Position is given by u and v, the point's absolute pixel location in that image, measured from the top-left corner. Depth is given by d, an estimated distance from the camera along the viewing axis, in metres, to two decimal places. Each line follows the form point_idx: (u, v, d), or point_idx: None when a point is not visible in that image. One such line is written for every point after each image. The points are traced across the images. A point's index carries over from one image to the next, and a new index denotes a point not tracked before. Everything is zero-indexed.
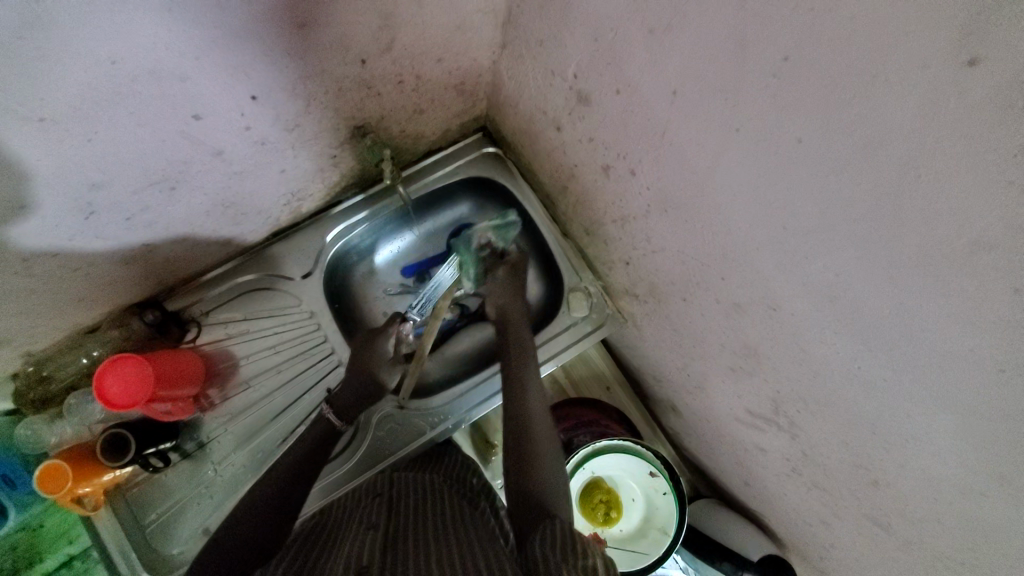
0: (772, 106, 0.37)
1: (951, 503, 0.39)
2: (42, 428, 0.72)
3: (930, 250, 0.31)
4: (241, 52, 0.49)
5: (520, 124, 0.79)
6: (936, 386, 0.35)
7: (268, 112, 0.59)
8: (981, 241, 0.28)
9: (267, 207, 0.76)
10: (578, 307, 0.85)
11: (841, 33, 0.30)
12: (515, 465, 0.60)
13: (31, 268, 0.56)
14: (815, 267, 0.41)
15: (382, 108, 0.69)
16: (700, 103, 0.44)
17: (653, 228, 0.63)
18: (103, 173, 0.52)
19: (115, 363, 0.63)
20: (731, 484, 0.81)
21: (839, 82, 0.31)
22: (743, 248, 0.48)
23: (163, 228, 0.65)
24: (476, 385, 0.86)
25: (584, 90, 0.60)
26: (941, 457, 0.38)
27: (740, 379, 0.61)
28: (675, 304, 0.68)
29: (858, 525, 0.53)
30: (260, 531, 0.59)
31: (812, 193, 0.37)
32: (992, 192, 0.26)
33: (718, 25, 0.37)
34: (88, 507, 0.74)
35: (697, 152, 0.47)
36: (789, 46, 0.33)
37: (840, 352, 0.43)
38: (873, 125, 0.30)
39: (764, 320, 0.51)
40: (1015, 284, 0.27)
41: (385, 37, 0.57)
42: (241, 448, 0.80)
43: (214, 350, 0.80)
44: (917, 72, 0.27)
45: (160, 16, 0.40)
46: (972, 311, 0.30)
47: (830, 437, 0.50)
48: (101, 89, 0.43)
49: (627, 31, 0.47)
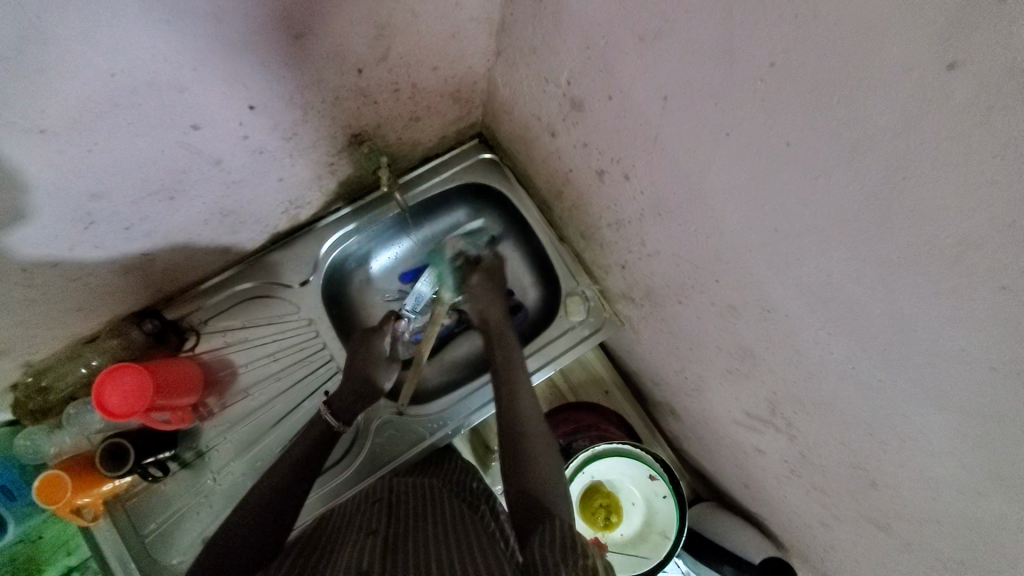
0: (762, 110, 0.37)
1: (949, 502, 0.39)
2: (41, 439, 0.72)
3: (918, 250, 0.31)
4: (240, 63, 0.50)
5: (515, 130, 0.80)
6: (930, 384, 0.35)
7: (266, 122, 0.60)
8: (968, 239, 0.28)
9: (265, 216, 0.76)
10: (575, 311, 0.86)
11: (826, 37, 0.30)
12: (513, 470, 0.60)
13: (31, 278, 0.56)
14: (807, 269, 0.41)
15: (379, 116, 0.70)
16: (690, 108, 0.44)
17: (648, 232, 0.63)
18: (102, 183, 0.52)
19: (114, 372, 0.63)
20: (731, 487, 0.81)
21: (825, 86, 0.32)
22: (736, 250, 0.49)
23: (162, 238, 0.66)
24: (475, 389, 0.86)
25: (577, 96, 0.60)
26: (938, 456, 0.38)
27: (737, 381, 0.61)
28: (671, 307, 0.68)
29: (858, 527, 0.53)
30: (257, 535, 0.58)
31: (802, 195, 0.38)
32: (977, 191, 0.27)
33: (706, 31, 0.38)
34: (87, 517, 0.73)
35: (689, 156, 0.48)
36: (775, 51, 0.34)
37: (834, 352, 0.43)
38: (860, 127, 0.31)
39: (759, 321, 0.51)
40: (1004, 282, 0.27)
41: (381, 47, 0.58)
42: (240, 457, 0.80)
43: (212, 358, 0.80)
44: (901, 75, 0.27)
45: (159, 28, 0.41)
46: (962, 309, 0.30)
47: (827, 437, 0.50)
48: (101, 100, 0.44)
49: (618, 38, 0.48)
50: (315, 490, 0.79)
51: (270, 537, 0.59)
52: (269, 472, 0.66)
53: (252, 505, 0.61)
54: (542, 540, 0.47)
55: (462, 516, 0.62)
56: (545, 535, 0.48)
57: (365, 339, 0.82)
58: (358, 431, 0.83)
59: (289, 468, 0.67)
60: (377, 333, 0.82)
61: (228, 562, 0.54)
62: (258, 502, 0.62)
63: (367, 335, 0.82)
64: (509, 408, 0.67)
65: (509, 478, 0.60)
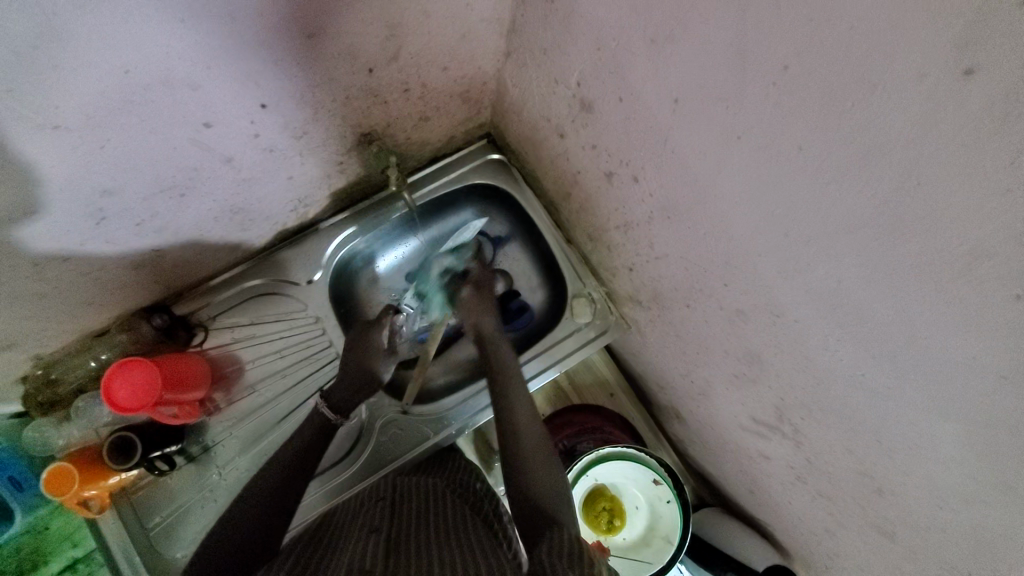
0: (774, 114, 0.37)
1: (957, 513, 0.39)
2: (50, 432, 0.73)
3: (930, 257, 0.31)
4: (251, 62, 0.50)
5: (524, 131, 0.80)
6: (940, 394, 0.35)
7: (277, 120, 0.60)
8: (981, 248, 0.28)
9: (274, 213, 0.77)
10: (581, 313, 0.86)
11: (840, 43, 0.30)
12: (517, 471, 0.60)
13: (43, 272, 0.57)
14: (816, 274, 0.41)
15: (388, 115, 0.70)
16: (701, 111, 0.44)
17: (656, 235, 0.63)
18: (114, 179, 0.53)
19: (123, 366, 0.64)
20: (735, 493, 0.80)
21: (838, 91, 0.31)
22: (745, 254, 0.48)
23: (172, 234, 0.66)
24: (479, 389, 0.86)
25: (587, 98, 0.60)
26: (946, 466, 0.37)
27: (743, 386, 0.61)
28: (678, 311, 0.68)
29: (865, 536, 0.52)
30: (260, 531, 0.58)
31: (813, 200, 0.37)
32: (991, 199, 0.26)
33: (719, 35, 0.38)
34: (93, 510, 0.74)
35: (699, 160, 0.47)
36: (788, 55, 0.33)
37: (843, 359, 0.42)
38: (873, 133, 0.31)
39: (767, 326, 0.51)
40: (1017, 291, 0.27)
41: (392, 47, 0.58)
42: (245, 453, 0.80)
43: (220, 354, 0.81)
44: (916, 81, 0.27)
45: (173, 27, 0.42)
46: (973, 318, 0.30)
47: (834, 444, 0.49)
48: (114, 98, 0.44)
49: (629, 41, 0.48)
50: (319, 487, 0.80)
51: (273, 535, 0.59)
52: (272, 466, 0.66)
53: (255, 500, 0.62)
54: (550, 543, 0.47)
55: (465, 517, 0.62)
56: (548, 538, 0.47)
57: (364, 332, 0.81)
58: (363, 428, 0.83)
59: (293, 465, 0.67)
60: (376, 326, 0.82)
61: (231, 560, 0.55)
62: (261, 499, 0.62)
63: (366, 329, 0.82)
64: (513, 410, 0.67)
65: (512, 479, 0.60)
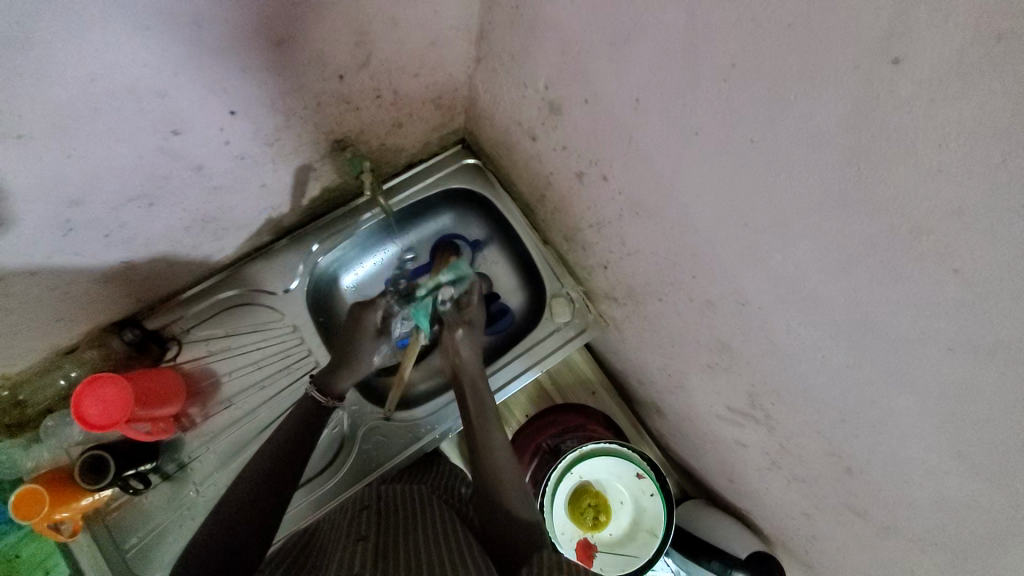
0: (727, 108, 0.38)
1: (920, 485, 0.41)
2: (18, 453, 0.70)
3: (876, 237, 0.33)
4: (220, 68, 0.50)
5: (496, 135, 0.82)
6: (893, 370, 0.37)
7: (248, 128, 0.60)
8: (921, 226, 0.30)
9: (247, 222, 0.76)
10: (561, 313, 0.87)
11: (782, 40, 0.32)
12: (486, 502, 0.64)
13: (8, 287, 0.56)
14: (776, 261, 0.42)
15: (361, 121, 0.71)
16: (661, 110, 0.46)
17: (627, 231, 0.65)
18: (82, 190, 0.52)
19: (94, 382, 0.62)
20: (716, 483, 0.82)
21: (781, 85, 0.34)
22: (711, 246, 0.50)
23: (142, 246, 0.65)
24: (446, 402, 0.87)
25: (555, 100, 0.62)
26: (906, 440, 0.39)
27: (717, 375, 0.63)
28: (652, 304, 0.69)
29: (838, 516, 0.54)
30: (225, 529, 0.57)
31: (767, 190, 0.39)
32: (925, 179, 0.28)
33: (673, 36, 0.40)
34: (65, 534, 0.70)
35: (662, 156, 0.49)
36: (735, 53, 0.35)
37: (806, 342, 0.44)
38: (814, 124, 0.33)
39: (735, 315, 0.52)
40: (954, 266, 0.29)
41: (361, 54, 0.59)
42: (223, 468, 0.80)
43: (195, 368, 0.80)
44: (851, 72, 0.29)
45: (141, 35, 0.42)
46: (919, 294, 0.32)
47: (805, 427, 0.51)
48: (80, 106, 0.44)
49: (591, 44, 0.49)
50: (304, 498, 0.79)
51: (240, 534, 0.57)
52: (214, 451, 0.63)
53: None
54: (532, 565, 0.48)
55: (450, 524, 0.61)
56: (534, 564, 0.48)
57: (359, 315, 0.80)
58: (343, 440, 0.83)
59: (253, 465, 0.65)
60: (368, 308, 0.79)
61: (205, 561, 0.53)
62: None
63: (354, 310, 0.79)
64: (495, 440, 0.71)
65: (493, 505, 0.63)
